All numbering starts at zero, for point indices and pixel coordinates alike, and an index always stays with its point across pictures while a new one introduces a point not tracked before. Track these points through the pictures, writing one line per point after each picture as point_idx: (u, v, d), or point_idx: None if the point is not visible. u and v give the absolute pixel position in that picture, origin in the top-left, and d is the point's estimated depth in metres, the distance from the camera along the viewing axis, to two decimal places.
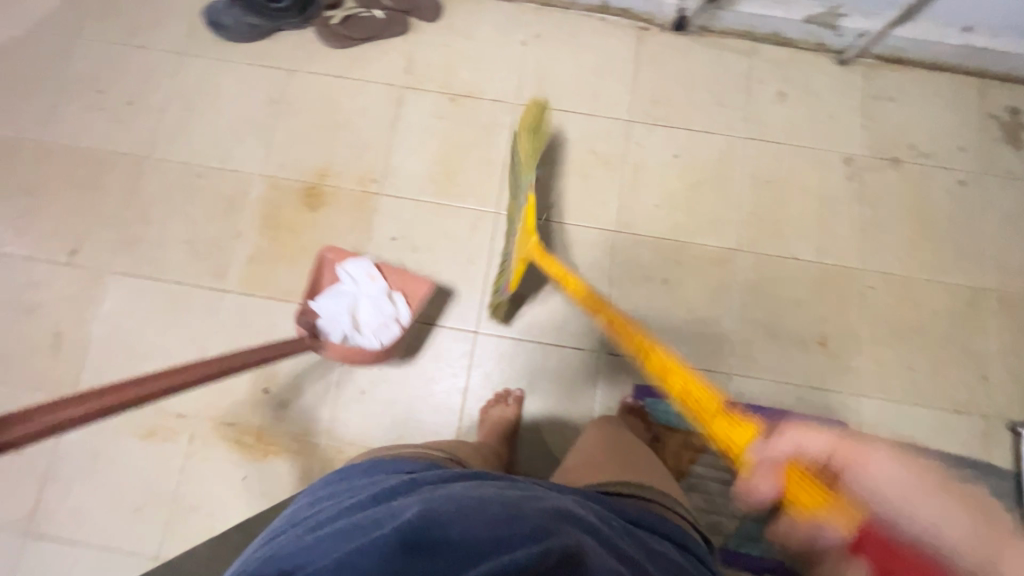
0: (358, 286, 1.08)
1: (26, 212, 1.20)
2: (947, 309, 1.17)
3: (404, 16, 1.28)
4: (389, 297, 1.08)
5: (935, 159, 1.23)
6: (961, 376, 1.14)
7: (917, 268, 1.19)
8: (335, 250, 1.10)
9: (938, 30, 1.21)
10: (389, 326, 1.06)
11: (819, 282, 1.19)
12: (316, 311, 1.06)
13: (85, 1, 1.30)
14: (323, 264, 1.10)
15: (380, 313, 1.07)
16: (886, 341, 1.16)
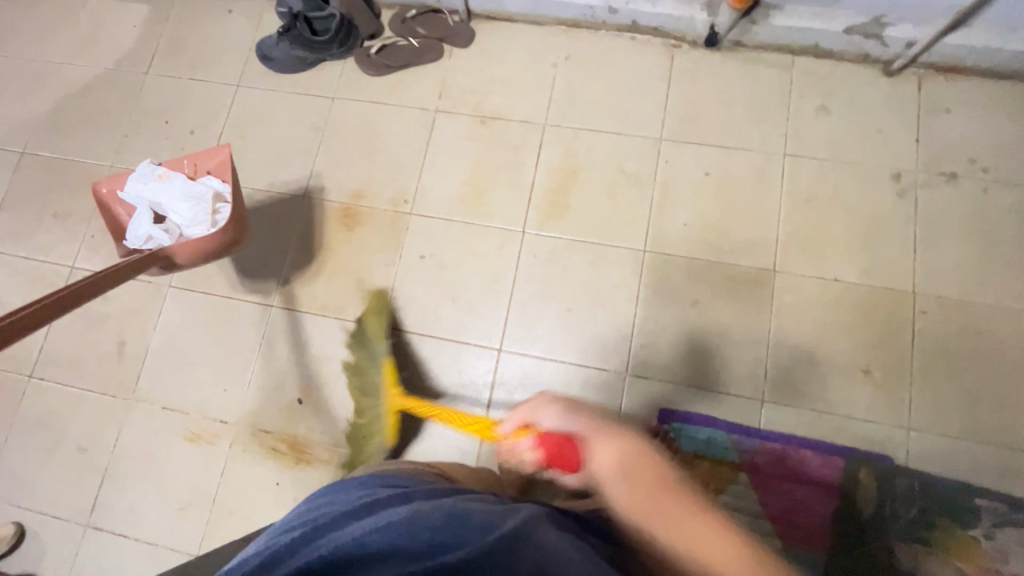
0: (154, 193, 1.16)
1: (101, 231, 1.34)
2: (1015, 339, 1.06)
3: (438, 43, 1.34)
4: (197, 180, 1.16)
5: (1000, 174, 1.13)
6: None
7: (980, 292, 1.09)
8: (106, 182, 1.17)
9: (999, 36, 1.12)
10: (217, 203, 1.14)
11: (866, 306, 1.11)
12: (134, 233, 1.14)
13: (157, 41, 1.44)
14: (110, 199, 1.19)
15: (191, 199, 1.15)
16: (942, 371, 1.06)
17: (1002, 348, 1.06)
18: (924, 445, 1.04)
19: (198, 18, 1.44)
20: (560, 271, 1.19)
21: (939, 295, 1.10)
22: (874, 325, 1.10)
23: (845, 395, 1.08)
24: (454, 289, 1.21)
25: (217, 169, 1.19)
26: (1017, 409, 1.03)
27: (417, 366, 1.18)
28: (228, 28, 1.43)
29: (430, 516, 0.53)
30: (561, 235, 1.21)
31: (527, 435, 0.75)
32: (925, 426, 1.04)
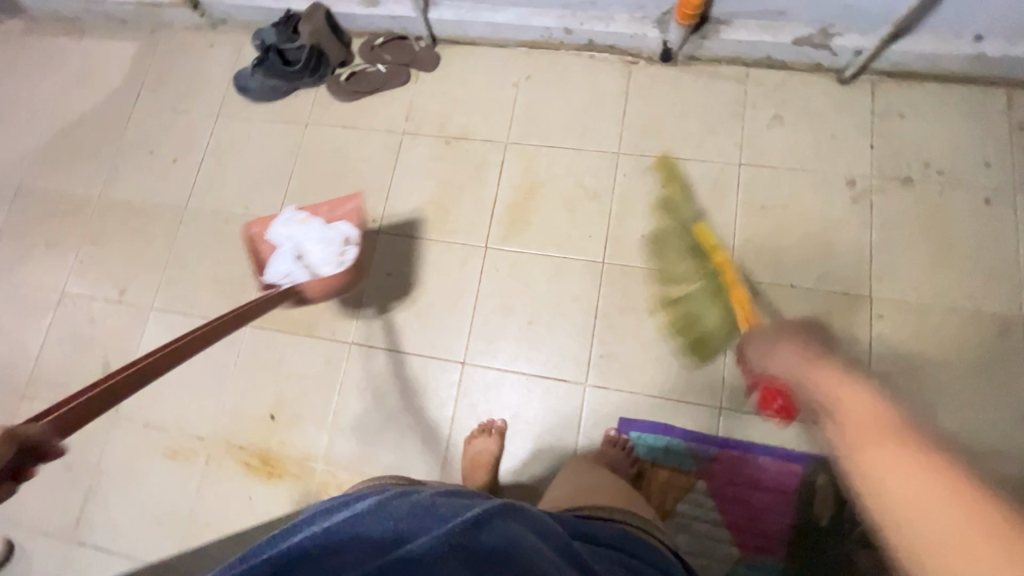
0: (292, 235, 1.15)
1: (90, 258, 1.40)
2: (970, 339, 1.07)
3: (404, 68, 1.39)
4: (331, 224, 1.15)
5: (955, 177, 1.14)
6: (990, 417, 1.03)
7: (937, 296, 1.10)
8: (256, 224, 1.18)
9: (948, 41, 1.13)
10: (346, 246, 1.13)
11: (823, 312, 1.12)
12: (273, 271, 1.11)
13: (143, 77, 1.52)
14: (254, 239, 1.18)
15: (327, 240, 1.14)
16: (901, 376, 1.07)
17: (956, 349, 1.07)
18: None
19: (181, 54, 1.52)
20: (523, 284, 1.22)
21: (894, 298, 1.11)
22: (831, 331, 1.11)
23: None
24: (421, 303, 1.24)
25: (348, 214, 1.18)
26: (972, 409, 1.04)
27: (386, 379, 1.21)
28: (208, 61, 1.50)
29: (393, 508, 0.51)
30: (523, 249, 1.24)
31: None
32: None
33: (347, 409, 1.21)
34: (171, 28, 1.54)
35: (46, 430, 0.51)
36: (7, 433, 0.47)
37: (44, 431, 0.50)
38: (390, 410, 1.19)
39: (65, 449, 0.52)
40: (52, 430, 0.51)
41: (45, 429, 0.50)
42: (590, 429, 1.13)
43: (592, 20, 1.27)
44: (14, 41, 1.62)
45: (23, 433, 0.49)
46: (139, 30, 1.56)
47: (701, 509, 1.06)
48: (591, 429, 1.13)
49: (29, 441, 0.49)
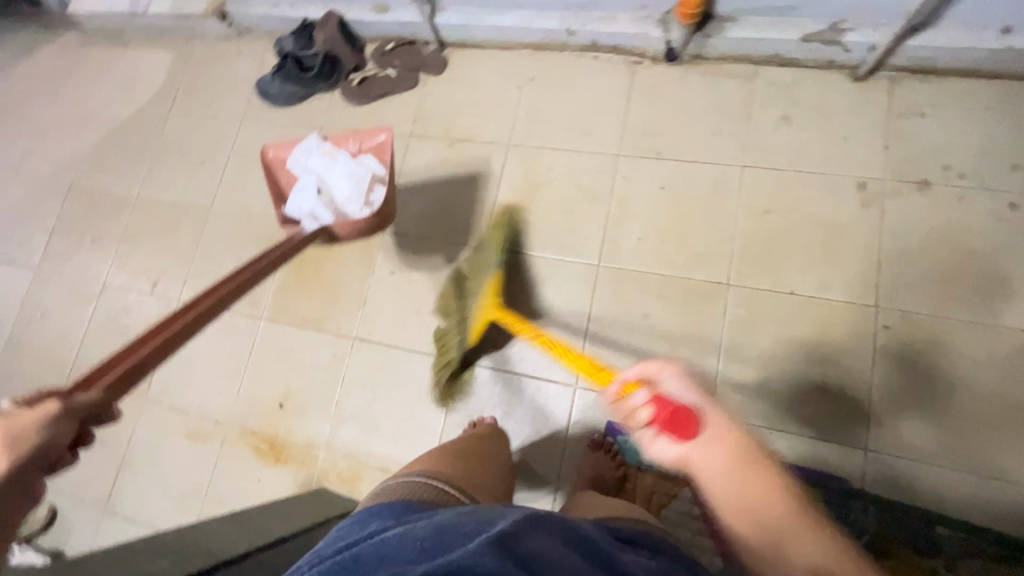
0: (317, 169, 1.25)
1: (127, 252, 1.53)
2: (997, 355, 1.00)
3: (413, 73, 1.43)
4: (358, 160, 1.24)
5: (976, 180, 1.07)
6: (1002, 437, 0.97)
7: (950, 307, 1.04)
8: (280, 147, 1.27)
9: (972, 35, 1.06)
10: (372, 185, 1.22)
11: (835, 324, 1.07)
12: (299, 203, 1.23)
13: (179, 84, 1.64)
14: (278, 165, 1.28)
15: (352, 177, 1.24)
16: (904, 391, 1.02)
17: (982, 366, 1.00)
18: (899, 469, 0.99)
19: (213, 62, 1.62)
20: (517, 285, 1.23)
21: (915, 312, 1.05)
22: (844, 345, 1.06)
23: (812, 417, 1.04)
24: (420, 303, 1.28)
25: (374, 148, 1.26)
26: (994, 429, 0.98)
27: (384, 374, 1.26)
28: (236, 68, 1.60)
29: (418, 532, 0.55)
30: (519, 250, 1.25)
31: (640, 389, 0.71)
32: (896, 449, 1.00)
33: (346, 401, 1.26)
34: (203, 38, 1.65)
35: (95, 400, 0.65)
36: (63, 408, 0.61)
37: (95, 401, 0.65)
38: (387, 404, 1.24)
39: (113, 413, 0.68)
40: (101, 400, 0.66)
41: (94, 400, 0.65)
42: (577, 431, 1.14)
43: (595, 20, 1.26)
44: (72, 52, 1.78)
45: (78, 405, 0.63)
46: (177, 40, 1.68)
47: (686, 516, 1.05)
48: (578, 431, 1.14)
49: (81, 409, 0.63)
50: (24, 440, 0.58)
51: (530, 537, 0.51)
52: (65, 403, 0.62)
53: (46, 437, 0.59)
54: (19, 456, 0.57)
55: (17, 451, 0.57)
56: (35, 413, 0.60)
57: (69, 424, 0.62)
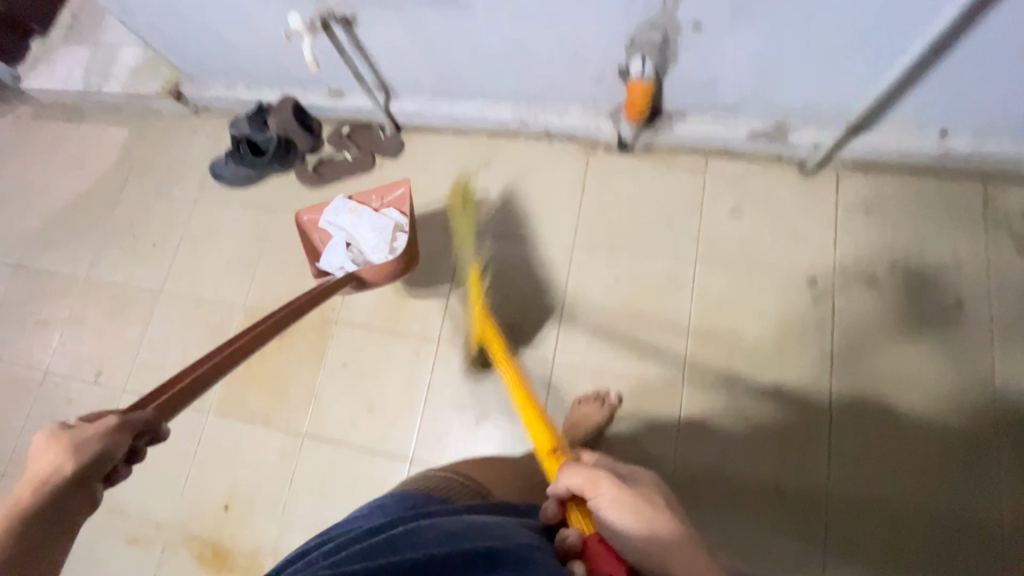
0: (344, 226, 1.25)
1: (72, 338, 1.47)
2: (962, 449, 1.00)
3: (370, 156, 1.43)
4: (381, 213, 1.23)
5: (921, 276, 1.09)
6: (950, 506, 0.98)
7: (893, 380, 1.05)
8: (307, 210, 1.27)
9: (912, 137, 1.07)
10: (395, 235, 1.22)
11: (819, 428, 1.04)
12: (329, 261, 1.23)
13: (133, 162, 1.61)
14: (306, 227, 1.28)
15: (378, 228, 1.23)
16: (855, 469, 1.02)
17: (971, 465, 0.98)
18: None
19: (168, 139, 1.60)
20: (471, 380, 1.21)
21: (897, 415, 1.03)
22: (829, 448, 1.04)
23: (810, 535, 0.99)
24: (373, 396, 1.24)
25: (396, 201, 1.25)
26: (958, 507, 0.98)
27: (335, 473, 1.21)
28: (191, 147, 1.57)
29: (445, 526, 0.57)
30: (474, 344, 1.23)
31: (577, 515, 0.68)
32: (888, 557, 0.98)
33: (295, 503, 1.21)
34: (159, 115, 1.63)
35: (150, 415, 0.63)
36: (116, 423, 0.59)
37: (151, 417, 0.63)
38: (336, 507, 1.19)
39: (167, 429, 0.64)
40: (156, 416, 0.63)
41: (149, 415, 0.62)
42: None
43: (546, 111, 1.26)
44: (22, 126, 1.74)
45: (133, 421, 0.61)
46: (132, 116, 1.66)
47: None
48: None
49: (134, 426, 0.61)
50: (79, 453, 0.56)
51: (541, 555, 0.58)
52: (120, 418, 0.60)
53: (98, 453, 0.57)
54: (75, 469, 0.56)
55: (75, 458, 0.56)
56: (90, 429, 0.58)
57: (120, 440, 0.59)
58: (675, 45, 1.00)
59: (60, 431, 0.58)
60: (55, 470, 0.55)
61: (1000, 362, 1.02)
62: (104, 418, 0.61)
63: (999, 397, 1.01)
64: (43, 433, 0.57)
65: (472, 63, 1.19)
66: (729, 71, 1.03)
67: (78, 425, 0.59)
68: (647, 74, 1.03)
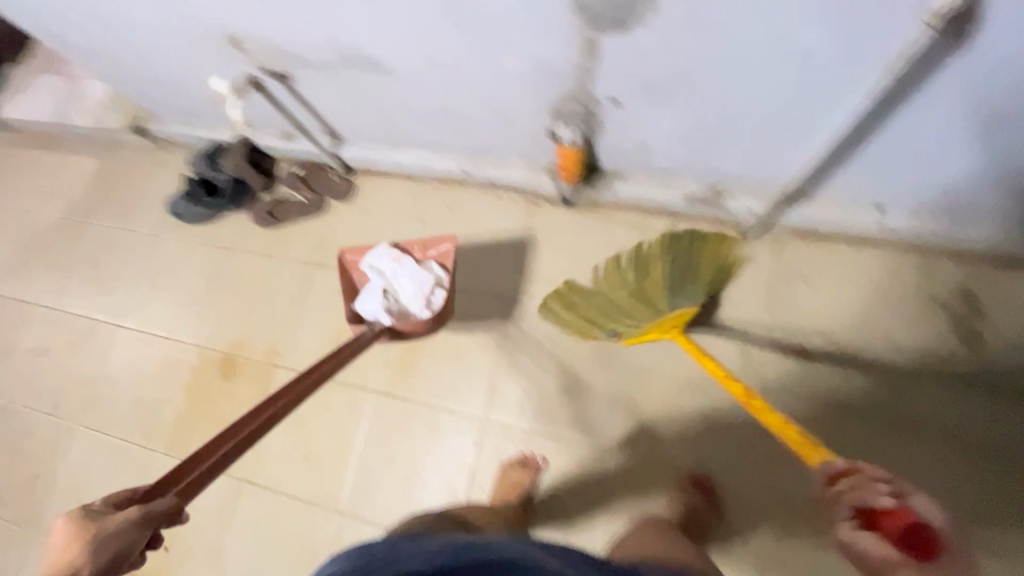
0: (385, 273, 1.20)
1: (35, 369, 1.51)
2: (921, 417, 1.02)
3: (321, 199, 1.43)
4: (424, 266, 1.19)
5: (852, 353, 1.07)
6: (927, 478, 0.99)
7: (829, 381, 1.07)
8: (352, 250, 1.24)
9: (850, 211, 1.04)
10: (433, 290, 1.17)
11: (885, 450, 1.01)
12: (365, 306, 1.19)
13: (100, 194, 1.64)
14: (348, 266, 1.24)
15: (418, 282, 1.18)
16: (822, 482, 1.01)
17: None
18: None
19: (132, 172, 1.63)
20: (404, 435, 1.21)
21: (936, 421, 1.01)
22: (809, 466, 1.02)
23: None
24: (308, 446, 1.25)
25: (439, 255, 1.20)
26: (939, 475, 0.99)
27: (267, 521, 1.22)
28: (154, 181, 1.60)
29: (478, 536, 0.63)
30: (408, 397, 1.23)
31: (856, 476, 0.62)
32: None
33: (227, 549, 1.23)
34: (127, 147, 1.65)
35: (171, 503, 0.58)
36: (137, 516, 0.55)
37: (172, 505, 0.58)
38: (266, 556, 1.20)
39: (186, 515, 0.59)
40: (179, 503, 0.58)
41: (170, 503, 0.57)
42: None
43: (490, 165, 1.25)
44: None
45: (155, 512, 0.56)
46: (101, 146, 1.68)
47: None
48: None
49: (154, 518, 0.56)
50: (99, 551, 0.52)
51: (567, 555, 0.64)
52: (141, 510, 0.55)
53: (119, 550, 0.53)
54: (97, 565, 0.52)
55: (93, 557, 0.52)
56: (114, 518, 0.54)
57: (140, 535, 0.55)
58: (598, 115, 0.96)
59: (87, 517, 0.54)
60: (79, 565, 0.51)
61: (944, 330, 1.03)
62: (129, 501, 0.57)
63: (950, 365, 1.02)
64: (69, 520, 0.53)
65: (411, 121, 1.17)
66: (658, 141, 1.00)
67: (106, 512, 0.55)
68: (574, 142, 1.01)
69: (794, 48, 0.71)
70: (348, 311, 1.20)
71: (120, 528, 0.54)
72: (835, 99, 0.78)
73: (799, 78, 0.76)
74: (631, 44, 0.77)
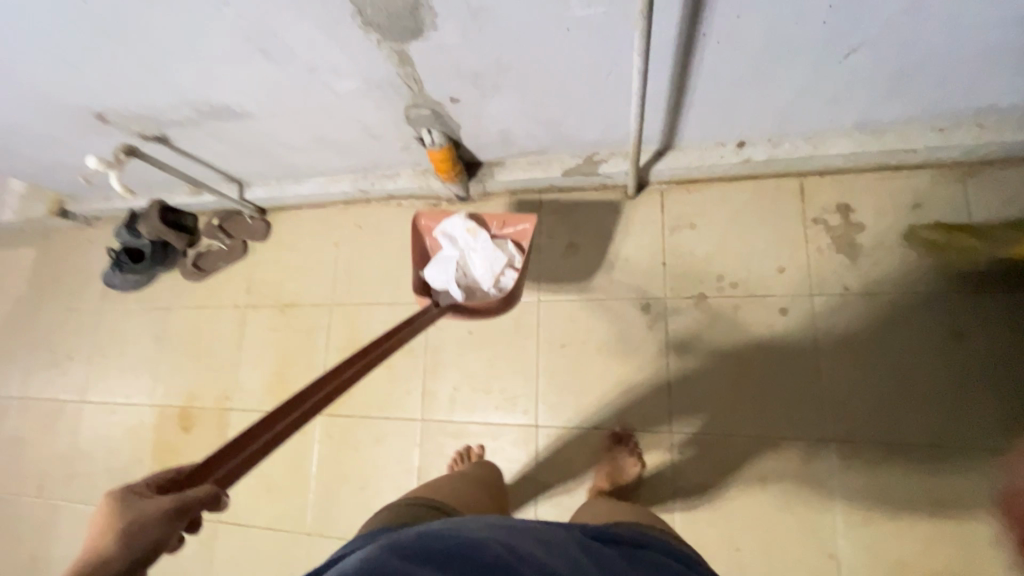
0: (459, 243, 1.10)
1: (15, 458, 1.58)
2: (855, 330, 1.03)
3: (240, 242, 1.47)
4: (498, 244, 1.09)
5: (747, 288, 1.09)
6: (876, 384, 1.01)
7: (744, 321, 1.08)
8: (430, 216, 1.13)
9: (714, 152, 1.08)
10: (506, 274, 1.08)
11: (833, 378, 1.03)
12: (432, 275, 1.10)
13: (42, 281, 1.70)
14: (420, 231, 1.15)
15: (494, 261, 1.09)
16: (776, 421, 1.04)
17: (986, 358, 0.97)
18: (918, 492, 0.96)
19: (68, 254, 1.69)
20: (353, 450, 1.27)
21: (868, 330, 1.03)
22: (767, 416, 1.05)
23: (883, 481, 0.98)
24: (270, 478, 1.31)
25: (515, 235, 1.12)
26: (890, 377, 1.00)
27: (244, 553, 1.29)
28: (89, 259, 1.66)
29: (521, 540, 0.52)
30: (352, 414, 1.29)
31: None
32: (877, 470, 0.98)
33: None
34: (59, 232, 1.71)
35: (213, 489, 0.49)
36: (173, 505, 0.47)
37: (211, 491, 0.49)
38: None
39: (228, 503, 0.51)
40: (217, 492, 0.49)
41: (211, 490, 0.49)
42: None
43: (382, 179, 1.29)
44: None
45: (190, 500, 0.47)
46: (35, 236, 1.74)
47: None
48: None
49: (195, 507, 0.48)
50: (129, 545, 0.44)
51: (611, 556, 0.58)
52: (176, 498, 0.47)
53: (150, 543, 0.45)
54: (127, 559, 0.44)
55: (126, 552, 0.44)
56: (151, 506, 0.46)
57: (177, 525, 0.47)
58: (447, 114, 1.00)
59: (124, 500, 0.46)
60: (108, 560, 0.44)
61: (845, 241, 1.06)
62: (166, 484, 0.49)
63: (861, 272, 1.04)
64: (110, 504, 0.45)
65: (295, 153, 1.22)
66: (514, 125, 1.03)
67: (145, 495, 0.47)
68: (438, 142, 1.05)
69: (568, 27, 0.75)
70: (415, 279, 1.09)
71: (151, 516, 0.46)
72: (629, 64, 0.81)
73: (591, 51, 0.79)
74: (434, 47, 0.81)
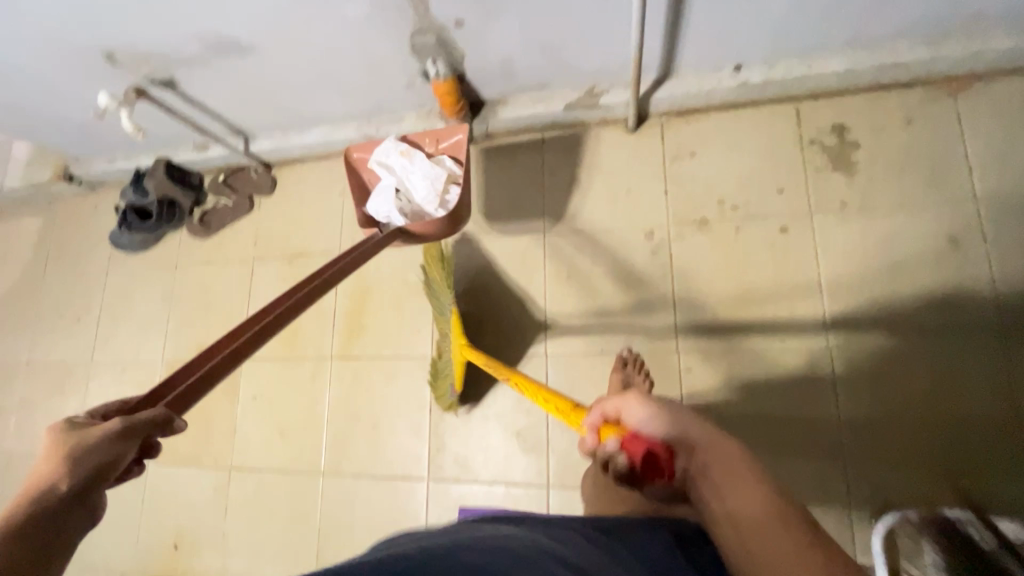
0: (395, 170, 1.15)
1: (26, 421, 1.59)
2: (851, 250, 1.06)
3: (246, 198, 1.49)
4: (435, 160, 1.13)
5: (748, 210, 1.12)
6: (874, 301, 1.03)
7: (746, 241, 1.11)
8: (362, 148, 1.18)
9: (712, 78, 1.12)
10: (447, 187, 1.11)
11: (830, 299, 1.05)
12: (377, 207, 1.14)
13: (47, 249, 1.71)
14: (357, 167, 1.19)
15: (430, 177, 1.12)
16: (780, 335, 1.06)
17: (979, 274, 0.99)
18: (924, 414, 0.98)
19: (73, 220, 1.70)
20: (365, 390, 1.28)
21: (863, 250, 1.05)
22: (767, 339, 1.07)
23: (879, 398, 1.00)
24: (282, 422, 1.32)
25: (451, 148, 1.15)
26: (884, 296, 1.03)
27: (259, 496, 1.30)
28: (95, 223, 1.67)
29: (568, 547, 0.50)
30: (362, 356, 1.30)
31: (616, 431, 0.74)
32: (872, 388, 1.00)
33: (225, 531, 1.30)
34: (63, 200, 1.73)
35: (160, 413, 0.50)
36: (119, 428, 0.47)
37: (160, 415, 0.49)
38: (264, 528, 1.27)
39: (181, 425, 0.51)
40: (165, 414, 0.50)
41: (158, 413, 0.49)
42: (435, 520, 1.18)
43: (387, 123, 1.31)
44: None
45: (138, 423, 0.48)
46: (40, 205, 1.75)
47: None
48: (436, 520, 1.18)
49: (144, 429, 0.48)
50: (74, 464, 0.44)
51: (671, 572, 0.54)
52: (122, 422, 0.47)
53: (101, 461, 0.45)
54: (77, 479, 0.44)
55: (71, 473, 0.44)
56: (94, 431, 0.46)
57: (127, 447, 0.47)
58: (453, 43, 1.04)
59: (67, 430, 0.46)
60: (54, 485, 0.43)
61: (843, 161, 1.09)
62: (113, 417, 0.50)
63: (858, 189, 1.07)
64: (53, 432, 0.46)
65: (301, 96, 1.24)
66: (517, 53, 1.06)
67: (87, 425, 0.47)
68: (442, 74, 1.08)
69: None
70: (360, 214, 1.14)
71: (94, 442, 0.45)
72: None
73: None
74: None
